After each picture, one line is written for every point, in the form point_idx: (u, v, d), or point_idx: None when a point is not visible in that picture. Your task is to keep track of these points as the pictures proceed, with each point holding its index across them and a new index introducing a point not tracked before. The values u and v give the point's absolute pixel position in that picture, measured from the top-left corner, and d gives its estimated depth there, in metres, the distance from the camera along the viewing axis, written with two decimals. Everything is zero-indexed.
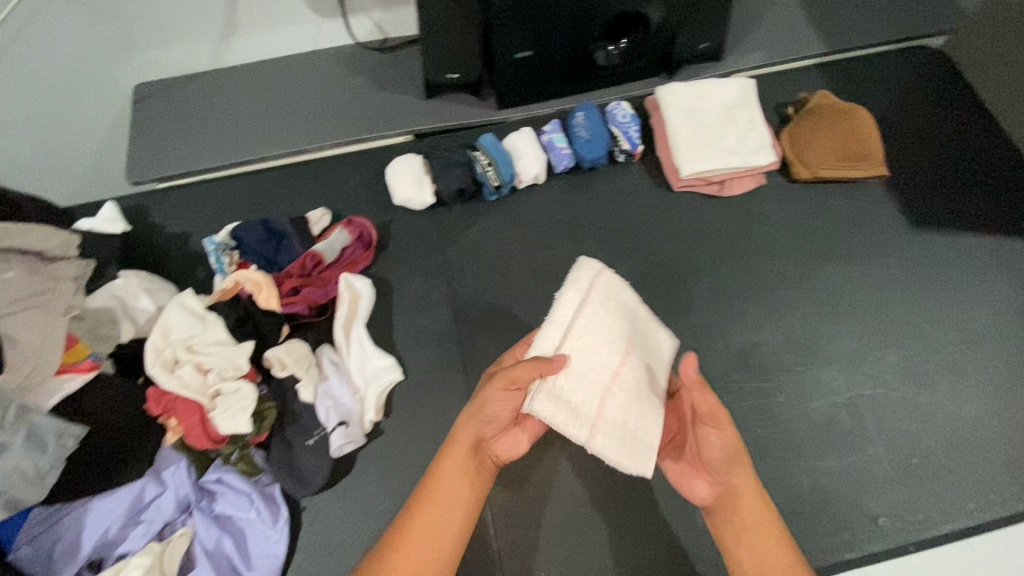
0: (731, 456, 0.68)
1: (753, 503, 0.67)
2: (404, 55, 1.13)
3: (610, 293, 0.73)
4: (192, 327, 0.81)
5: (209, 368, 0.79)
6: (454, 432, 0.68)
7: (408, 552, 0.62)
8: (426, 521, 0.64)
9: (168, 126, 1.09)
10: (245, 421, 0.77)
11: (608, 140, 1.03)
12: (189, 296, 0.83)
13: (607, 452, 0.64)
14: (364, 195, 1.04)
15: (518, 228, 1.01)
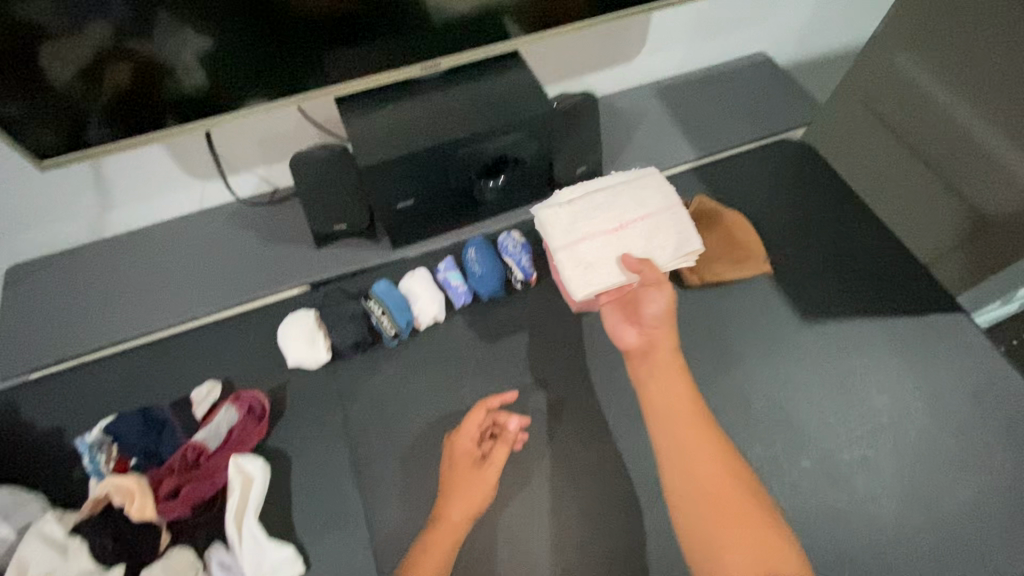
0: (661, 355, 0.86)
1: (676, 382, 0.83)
2: (293, 205, 1.13)
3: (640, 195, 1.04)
4: (52, 561, 0.74)
5: None
6: (457, 447, 0.88)
7: (441, 532, 0.82)
8: (453, 507, 0.84)
9: (40, 309, 1.02)
10: None
11: (501, 272, 1.04)
12: (50, 521, 0.77)
13: (549, 223, 1.00)
14: (256, 358, 0.99)
15: (421, 373, 0.98)
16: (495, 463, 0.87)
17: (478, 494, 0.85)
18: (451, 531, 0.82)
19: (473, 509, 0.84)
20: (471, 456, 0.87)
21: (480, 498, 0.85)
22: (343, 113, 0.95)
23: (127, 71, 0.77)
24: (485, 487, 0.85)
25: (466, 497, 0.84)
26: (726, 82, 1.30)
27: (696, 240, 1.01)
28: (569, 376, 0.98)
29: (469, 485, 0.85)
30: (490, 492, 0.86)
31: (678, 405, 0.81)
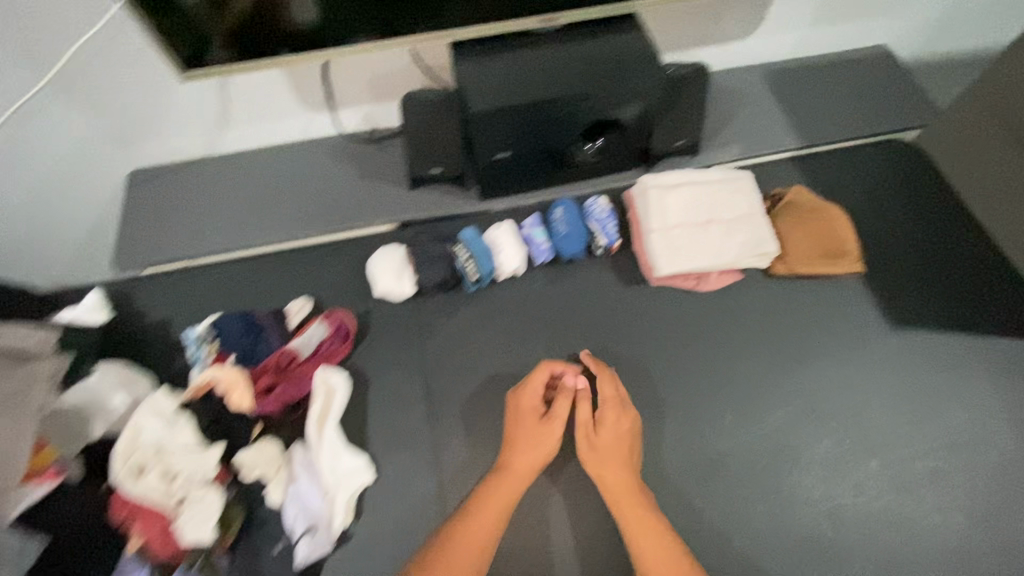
0: (605, 440, 0.86)
1: (615, 438, 0.86)
2: (392, 145, 1.17)
3: (737, 189, 1.03)
4: (162, 431, 0.81)
5: (176, 473, 0.79)
6: (518, 402, 0.90)
7: (491, 492, 0.82)
8: (513, 461, 0.85)
9: (159, 212, 1.11)
10: (212, 529, 0.77)
11: (585, 235, 1.03)
12: (161, 396, 0.83)
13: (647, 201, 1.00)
14: (345, 285, 1.05)
15: (497, 321, 1.01)
16: (562, 415, 0.88)
17: (544, 445, 0.86)
18: (496, 506, 0.81)
19: (539, 462, 0.85)
20: (537, 416, 0.88)
21: (547, 451, 0.86)
22: (455, 58, 0.97)
23: (247, 6, 0.81)
24: (552, 440, 0.86)
25: (509, 481, 0.83)
26: (843, 74, 1.24)
27: (771, 242, 1.00)
28: (642, 345, 0.98)
29: (536, 439, 0.86)
30: (556, 446, 0.86)
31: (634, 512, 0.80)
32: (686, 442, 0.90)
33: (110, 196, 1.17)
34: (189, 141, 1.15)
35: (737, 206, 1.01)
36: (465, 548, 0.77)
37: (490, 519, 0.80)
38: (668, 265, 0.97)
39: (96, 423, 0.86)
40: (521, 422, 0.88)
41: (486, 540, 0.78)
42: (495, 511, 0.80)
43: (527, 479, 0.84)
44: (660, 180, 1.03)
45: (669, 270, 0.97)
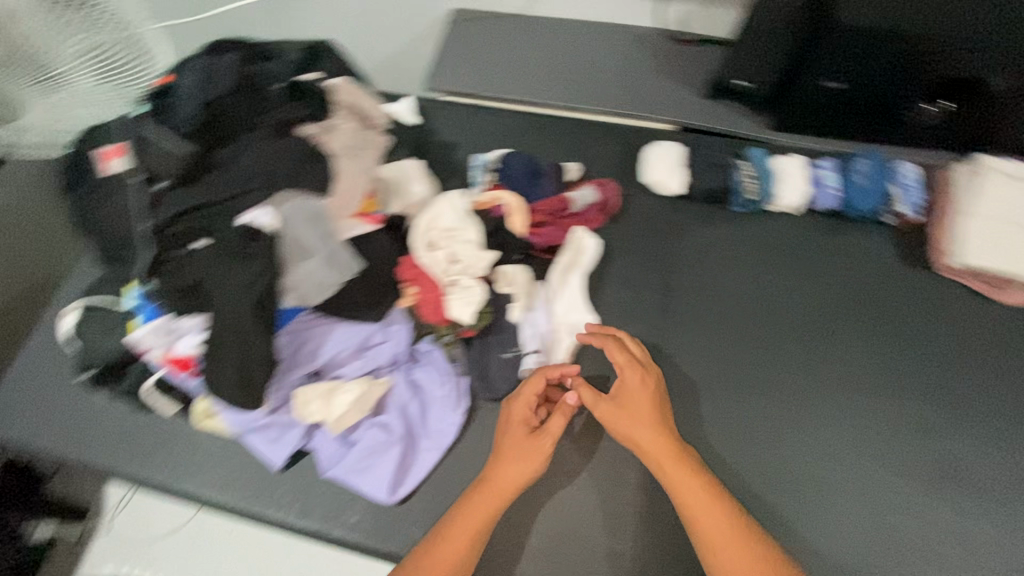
0: (631, 396, 0.82)
1: (644, 398, 0.82)
2: (699, 50, 1.16)
3: None
4: (454, 222, 0.93)
5: (456, 259, 0.90)
6: (511, 409, 0.84)
7: (470, 520, 0.77)
8: (480, 505, 0.78)
9: (473, 51, 1.23)
10: (472, 313, 0.88)
11: (881, 198, 0.97)
12: (456, 196, 0.95)
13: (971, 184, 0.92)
14: (613, 164, 1.08)
15: (754, 247, 0.99)
16: (560, 417, 0.82)
17: (530, 462, 0.80)
18: (488, 508, 0.78)
19: (523, 475, 0.79)
20: (560, 419, 0.82)
21: (531, 470, 0.79)
22: None
23: None
24: (543, 446, 0.81)
25: (505, 471, 0.80)
26: None
27: None
28: (899, 325, 0.93)
29: (523, 454, 0.80)
30: (544, 462, 0.80)
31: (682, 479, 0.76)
32: (913, 431, 0.87)
33: (431, 24, 1.29)
34: None
35: None
36: (466, 526, 0.77)
37: (472, 527, 0.77)
38: (971, 255, 0.90)
39: (399, 202, 0.97)
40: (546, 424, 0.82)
41: (469, 540, 0.76)
42: (489, 506, 0.78)
43: (505, 496, 0.78)
44: (974, 171, 0.93)
45: (969, 261, 0.90)
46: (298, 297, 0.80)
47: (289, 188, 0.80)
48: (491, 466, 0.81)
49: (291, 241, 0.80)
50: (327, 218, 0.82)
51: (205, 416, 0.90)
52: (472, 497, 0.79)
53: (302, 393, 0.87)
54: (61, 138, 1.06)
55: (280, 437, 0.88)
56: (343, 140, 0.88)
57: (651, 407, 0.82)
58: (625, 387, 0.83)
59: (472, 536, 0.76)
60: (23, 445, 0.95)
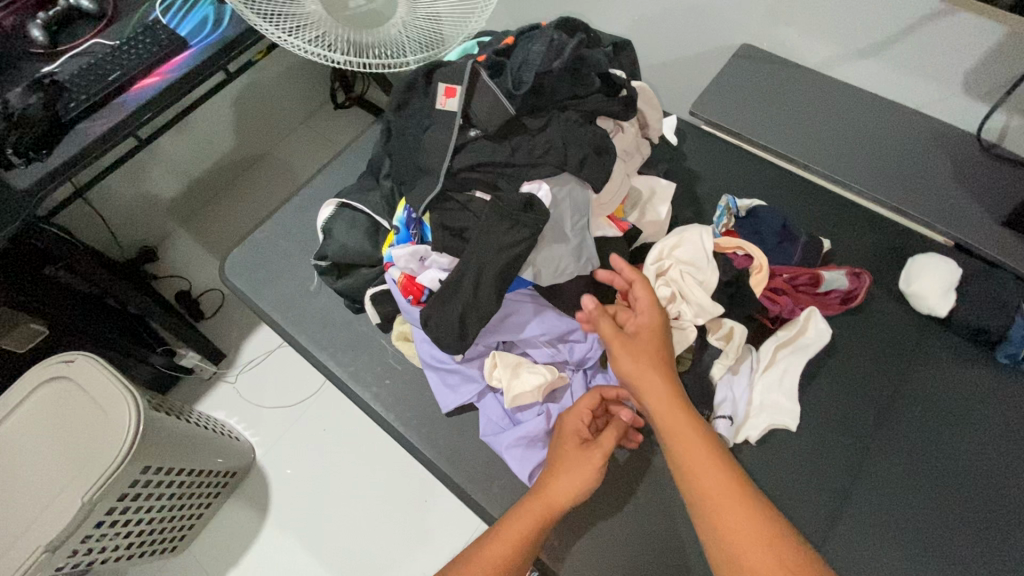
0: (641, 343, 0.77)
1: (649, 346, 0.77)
2: (1008, 171, 1.03)
3: None
4: (695, 259, 0.88)
5: (681, 296, 0.86)
6: (561, 421, 0.85)
7: (523, 515, 0.77)
8: (534, 507, 0.77)
9: (748, 90, 1.18)
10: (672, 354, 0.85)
11: None
12: (708, 234, 0.90)
13: None
14: (863, 259, 1.01)
15: (1004, 405, 0.87)
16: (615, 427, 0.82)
17: (585, 472, 0.78)
18: (546, 505, 0.77)
19: (574, 491, 0.78)
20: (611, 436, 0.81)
21: (587, 479, 0.78)
22: None
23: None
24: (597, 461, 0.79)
25: (569, 469, 0.79)
26: None
27: None
28: None
29: (576, 464, 0.79)
30: (596, 474, 0.78)
31: (699, 456, 0.69)
32: None
33: (712, 51, 1.26)
34: (817, 48, 1.15)
35: None
36: (519, 523, 0.76)
37: (530, 514, 0.76)
38: None
39: (634, 213, 0.97)
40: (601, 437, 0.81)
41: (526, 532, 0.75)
42: (549, 503, 0.77)
43: (555, 506, 0.77)
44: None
45: None
46: (532, 273, 0.83)
47: (574, 174, 0.81)
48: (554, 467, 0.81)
49: (553, 223, 0.82)
50: (588, 212, 0.84)
51: (402, 338, 0.97)
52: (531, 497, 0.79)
53: (496, 356, 0.90)
54: (334, 56, 0.86)
55: (457, 385, 0.93)
56: (625, 143, 0.90)
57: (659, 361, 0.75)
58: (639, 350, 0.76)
59: (525, 528, 0.75)
60: (245, 296, 1.09)
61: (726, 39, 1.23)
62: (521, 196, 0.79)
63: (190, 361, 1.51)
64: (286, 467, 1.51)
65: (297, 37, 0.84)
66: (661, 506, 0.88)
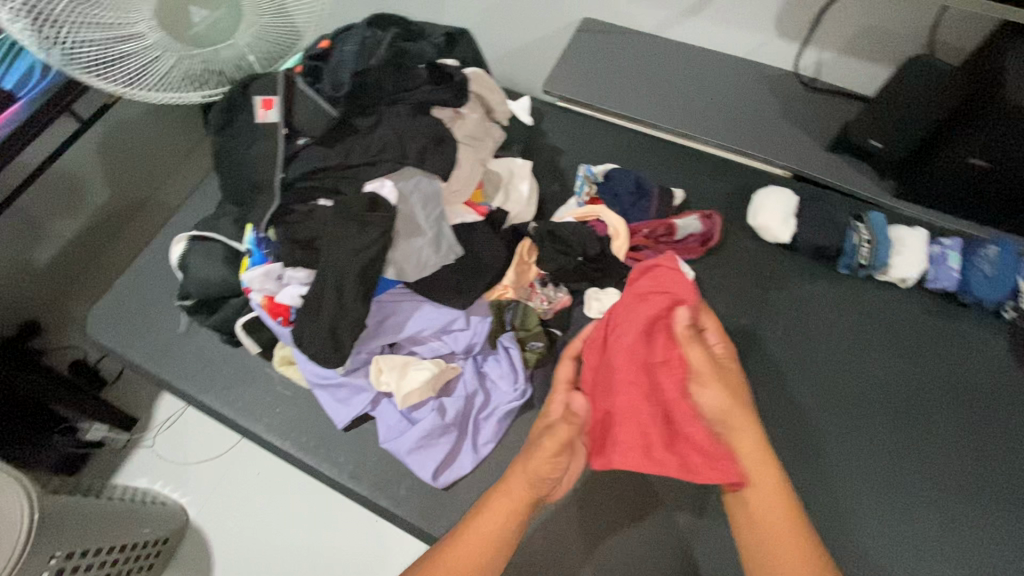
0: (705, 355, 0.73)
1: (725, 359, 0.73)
2: (827, 102, 1.12)
3: None
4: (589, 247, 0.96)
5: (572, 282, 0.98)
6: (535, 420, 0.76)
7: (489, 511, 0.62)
8: (494, 507, 0.63)
9: (593, 61, 1.22)
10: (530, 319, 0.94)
11: (1009, 291, 0.90)
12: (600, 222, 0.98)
13: None
14: (716, 202, 1.08)
15: (849, 312, 0.95)
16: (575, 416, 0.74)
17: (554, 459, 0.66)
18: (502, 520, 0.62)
19: (531, 493, 0.63)
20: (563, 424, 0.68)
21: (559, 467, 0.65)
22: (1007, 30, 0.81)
23: None
24: (561, 450, 0.65)
25: (527, 465, 0.64)
26: None
27: None
28: (1001, 427, 0.87)
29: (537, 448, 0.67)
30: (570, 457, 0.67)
31: (767, 497, 0.64)
32: (1002, 544, 0.80)
33: (556, 31, 1.30)
34: (648, 14, 1.21)
35: None
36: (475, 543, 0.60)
37: (483, 537, 0.61)
38: None
39: (495, 194, 0.99)
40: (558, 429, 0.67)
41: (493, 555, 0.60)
42: (505, 511, 0.62)
43: (523, 506, 0.63)
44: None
45: None
46: (396, 271, 0.83)
47: (416, 166, 0.82)
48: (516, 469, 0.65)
49: (405, 218, 0.82)
50: (440, 201, 0.84)
51: (286, 362, 0.95)
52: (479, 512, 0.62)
53: (379, 361, 0.89)
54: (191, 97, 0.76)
55: (348, 398, 0.91)
56: (468, 128, 0.91)
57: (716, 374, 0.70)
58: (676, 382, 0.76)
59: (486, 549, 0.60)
60: (115, 352, 1.02)
61: (566, 17, 1.28)
62: (364, 196, 0.79)
63: (97, 434, 1.36)
64: (227, 522, 1.38)
65: (135, 87, 0.71)
66: None
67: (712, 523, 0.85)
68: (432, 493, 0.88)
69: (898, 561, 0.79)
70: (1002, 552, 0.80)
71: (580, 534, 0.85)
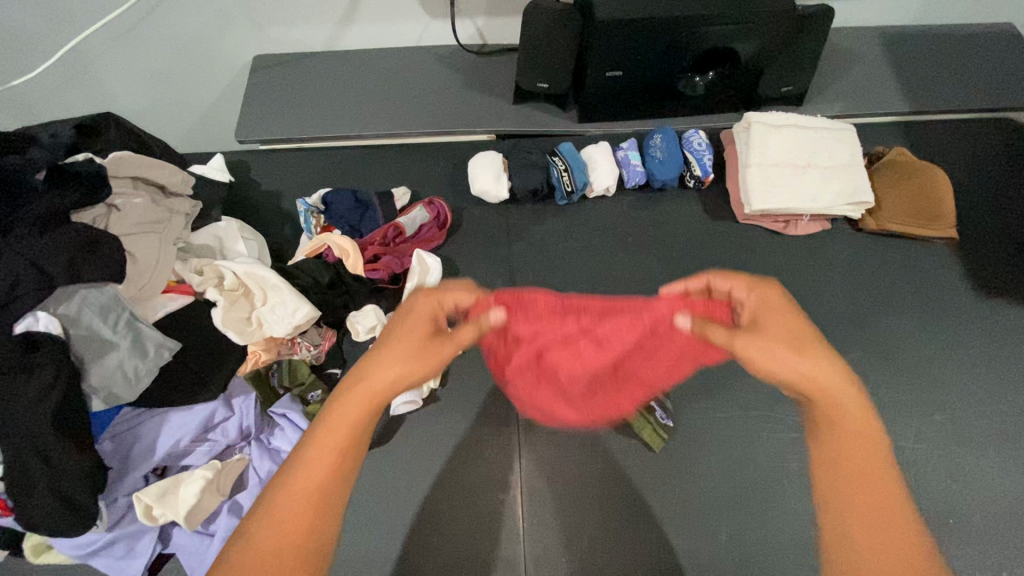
0: (758, 331, 0.58)
1: (778, 314, 0.59)
2: (500, 60, 1.21)
3: (841, 139, 1.05)
4: (265, 288, 0.87)
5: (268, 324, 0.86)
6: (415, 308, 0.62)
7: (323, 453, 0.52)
8: (330, 436, 0.53)
9: (278, 94, 1.18)
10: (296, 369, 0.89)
11: (681, 165, 1.06)
12: (257, 266, 0.88)
13: (758, 133, 1.03)
14: (441, 185, 1.12)
15: (581, 234, 1.05)
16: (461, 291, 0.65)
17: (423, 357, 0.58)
18: (361, 397, 0.55)
19: (400, 370, 0.57)
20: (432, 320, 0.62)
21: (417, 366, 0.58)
22: None
23: None
24: (417, 325, 0.60)
25: (384, 359, 0.57)
26: (961, 45, 1.22)
27: (869, 194, 1.03)
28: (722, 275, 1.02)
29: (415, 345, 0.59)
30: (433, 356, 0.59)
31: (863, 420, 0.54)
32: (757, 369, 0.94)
33: (232, 78, 1.24)
34: (311, 32, 1.20)
35: (835, 155, 1.04)
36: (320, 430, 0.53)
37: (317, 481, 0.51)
38: (758, 200, 1.01)
39: (201, 262, 0.88)
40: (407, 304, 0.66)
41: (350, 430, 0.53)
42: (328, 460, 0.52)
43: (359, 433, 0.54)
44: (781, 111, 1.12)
45: (760, 205, 1.01)
46: (107, 397, 0.73)
47: (71, 282, 0.72)
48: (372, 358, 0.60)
49: (85, 341, 0.73)
50: (124, 304, 0.76)
51: (41, 551, 0.80)
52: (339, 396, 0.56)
53: (140, 498, 0.77)
54: None
55: (129, 550, 0.79)
56: (136, 216, 0.83)
57: (793, 341, 0.56)
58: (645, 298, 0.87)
59: (330, 429, 0.53)
60: None
61: (235, 62, 1.22)
62: (15, 340, 0.68)
63: None
64: None
65: None
66: (392, 501, 0.86)
67: (541, 470, 0.88)
68: None
69: (691, 420, 0.90)
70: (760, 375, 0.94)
71: (430, 551, 0.83)
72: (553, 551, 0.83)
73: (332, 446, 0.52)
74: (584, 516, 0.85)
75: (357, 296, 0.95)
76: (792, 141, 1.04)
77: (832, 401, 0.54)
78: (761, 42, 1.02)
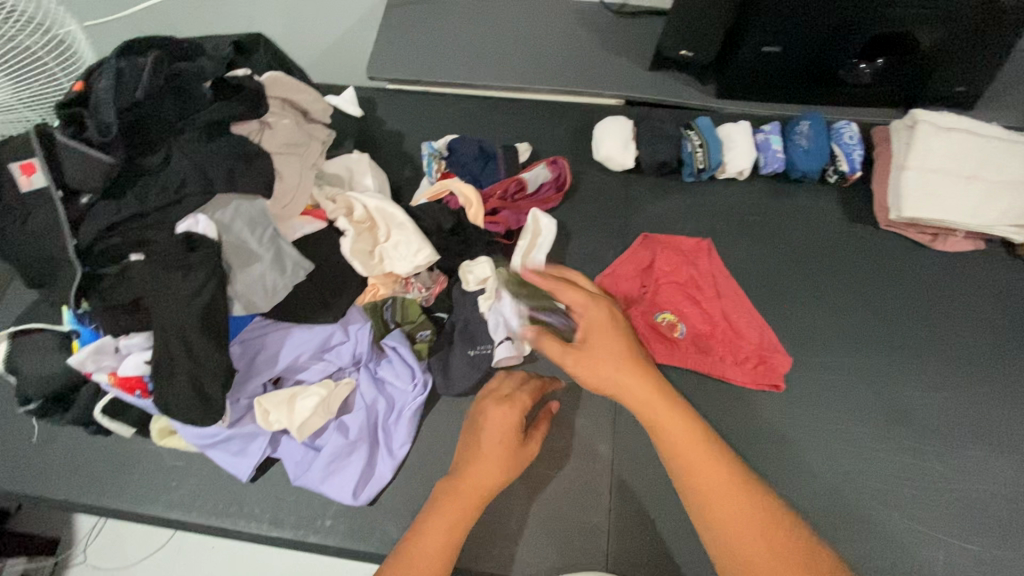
0: (589, 347, 0.68)
1: (602, 334, 0.69)
2: (639, 23, 1.16)
3: (1017, 153, 0.94)
4: (392, 227, 0.89)
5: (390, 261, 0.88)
6: (490, 409, 0.80)
7: (439, 518, 0.70)
8: (442, 512, 0.71)
9: (410, 34, 1.18)
10: (411, 310, 0.92)
11: (827, 158, 0.99)
12: (388, 204, 0.90)
13: (922, 134, 0.94)
14: (563, 145, 1.09)
15: (704, 217, 1.01)
16: (527, 396, 0.82)
17: (505, 460, 0.75)
18: (466, 499, 0.72)
19: (495, 480, 0.74)
20: (509, 418, 0.78)
21: (504, 464, 0.75)
22: None
23: None
24: (504, 434, 0.77)
25: (476, 461, 0.75)
26: None
27: None
28: (851, 282, 0.96)
29: (504, 447, 0.76)
30: (518, 462, 0.76)
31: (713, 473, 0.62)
32: (877, 386, 0.89)
33: (366, 13, 1.25)
34: None
35: (1009, 169, 0.94)
36: (441, 516, 0.71)
37: (434, 543, 0.69)
38: (911, 207, 0.93)
39: (334, 191, 0.90)
40: (478, 408, 0.82)
41: (455, 524, 0.70)
42: (441, 535, 0.69)
43: (474, 503, 0.72)
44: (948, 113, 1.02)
45: (911, 213, 0.92)
46: (246, 305, 0.77)
47: (228, 191, 0.76)
48: (464, 460, 0.77)
49: (234, 249, 0.76)
50: (270, 219, 0.79)
51: (166, 434, 0.87)
52: (446, 493, 0.73)
53: (262, 403, 0.83)
54: None
55: (244, 448, 0.86)
56: (284, 137, 0.86)
57: (616, 361, 0.67)
58: (712, 264, 0.96)
59: (454, 517, 0.71)
60: None
61: None
62: (179, 238, 0.73)
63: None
64: None
65: None
66: None
67: (636, 447, 0.87)
68: (359, 513, 0.85)
69: (797, 426, 0.86)
70: (879, 393, 0.88)
71: (516, 504, 0.85)
72: (638, 528, 0.83)
73: (446, 521, 0.70)
74: (672, 501, 0.84)
75: (475, 247, 0.95)
76: (960, 147, 0.94)
77: (656, 416, 0.65)
78: (946, 32, 0.92)
